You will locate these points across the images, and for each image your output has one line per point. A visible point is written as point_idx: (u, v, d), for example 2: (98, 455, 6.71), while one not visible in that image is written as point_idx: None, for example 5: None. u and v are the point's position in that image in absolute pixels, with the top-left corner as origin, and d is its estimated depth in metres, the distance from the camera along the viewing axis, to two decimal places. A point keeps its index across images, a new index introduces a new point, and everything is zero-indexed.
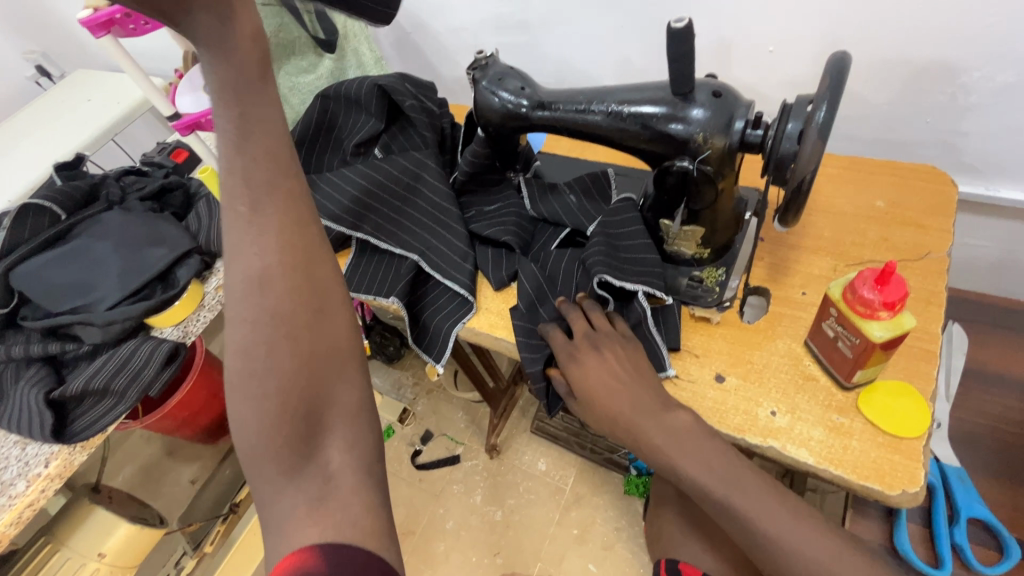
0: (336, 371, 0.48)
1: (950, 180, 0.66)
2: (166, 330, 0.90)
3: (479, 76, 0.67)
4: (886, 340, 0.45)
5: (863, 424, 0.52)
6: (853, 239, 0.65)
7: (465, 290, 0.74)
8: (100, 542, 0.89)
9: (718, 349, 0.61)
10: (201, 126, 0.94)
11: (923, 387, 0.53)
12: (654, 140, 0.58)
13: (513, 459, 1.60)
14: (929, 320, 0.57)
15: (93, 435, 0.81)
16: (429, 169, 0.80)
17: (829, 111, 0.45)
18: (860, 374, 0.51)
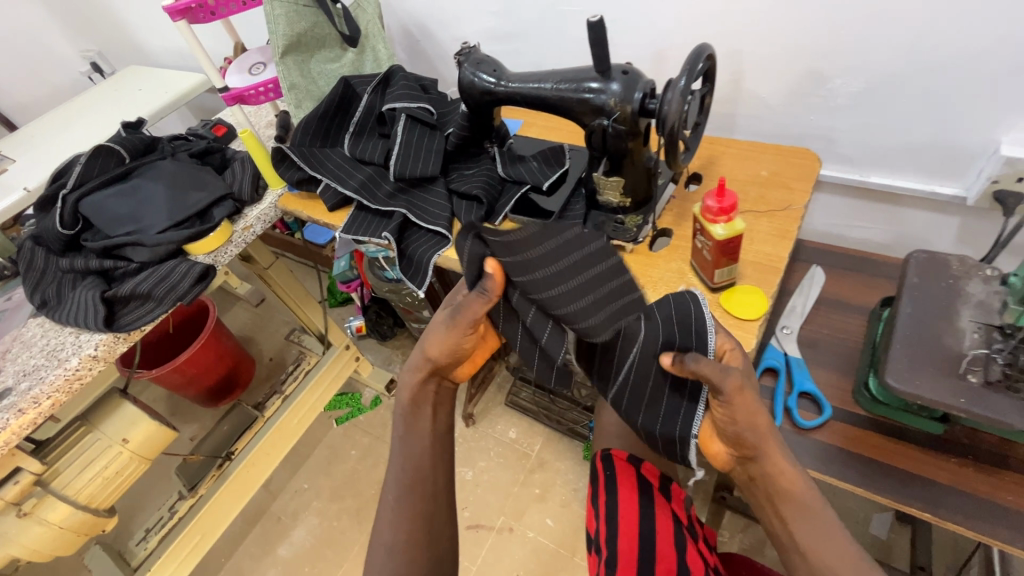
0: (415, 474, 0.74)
1: (816, 157, 0.87)
2: (201, 257, 1.10)
3: (463, 60, 0.89)
4: (724, 238, 0.65)
5: (722, 313, 0.71)
6: (740, 196, 0.84)
7: (443, 230, 0.94)
8: (126, 430, 1.07)
9: (628, 267, 0.81)
10: (244, 99, 1.17)
11: (767, 291, 0.72)
12: (582, 109, 0.79)
13: (487, 427, 1.75)
14: (781, 250, 0.76)
15: (134, 330, 1.00)
16: (423, 139, 1.02)
17: (686, 80, 0.67)
18: (718, 272, 0.70)
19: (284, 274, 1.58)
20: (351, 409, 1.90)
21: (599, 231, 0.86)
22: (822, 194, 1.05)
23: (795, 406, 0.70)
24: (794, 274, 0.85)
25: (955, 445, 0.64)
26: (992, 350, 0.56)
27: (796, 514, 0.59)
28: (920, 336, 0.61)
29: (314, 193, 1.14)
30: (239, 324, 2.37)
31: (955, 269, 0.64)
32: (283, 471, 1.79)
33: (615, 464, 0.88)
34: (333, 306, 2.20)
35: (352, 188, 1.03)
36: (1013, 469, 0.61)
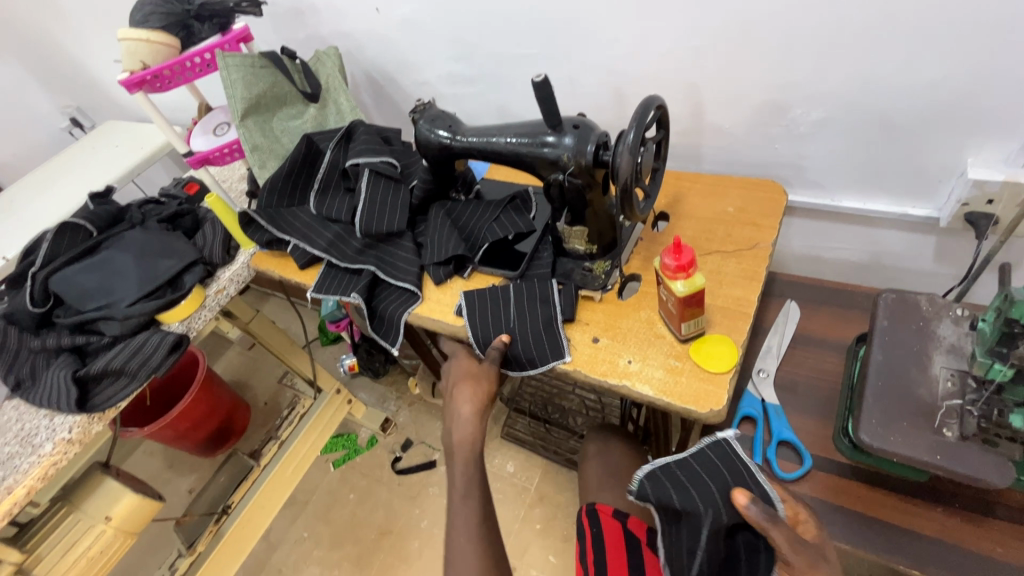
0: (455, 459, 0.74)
1: (781, 190, 0.86)
2: (173, 325, 1.09)
3: (418, 116, 0.88)
4: (685, 294, 0.63)
5: (692, 366, 0.69)
6: (707, 236, 0.83)
7: (412, 286, 0.93)
8: (108, 507, 1.05)
9: (597, 320, 0.79)
10: (209, 160, 1.16)
11: (738, 338, 0.70)
12: (539, 163, 0.78)
13: (485, 461, 1.73)
14: (750, 292, 0.75)
15: (109, 408, 0.99)
16: (388, 193, 1.01)
17: (636, 134, 0.66)
18: (684, 325, 0.68)
19: (268, 324, 1.59)
20: (348, 451, 1.88)
21: (567, 281, 0.84)
22: (796, 218, 1.03)
23: (775, 457, 0.68)
24: (769, 310, 0.83)
25: (942, 492, 0.61)
26: (966, 401, 0.54)
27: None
28: (893, 386, 0.59)
29: (285, 251, 1.13)
30: (233, 369, 2.36)
31: (925, 310, 0.63)
32: (282, 521, 1.77)
33: (603, 520, 0.85)
34: (325, 345, 2.19)
35: (320, 247, 1.02)
36: (1000, 518, 0.59)
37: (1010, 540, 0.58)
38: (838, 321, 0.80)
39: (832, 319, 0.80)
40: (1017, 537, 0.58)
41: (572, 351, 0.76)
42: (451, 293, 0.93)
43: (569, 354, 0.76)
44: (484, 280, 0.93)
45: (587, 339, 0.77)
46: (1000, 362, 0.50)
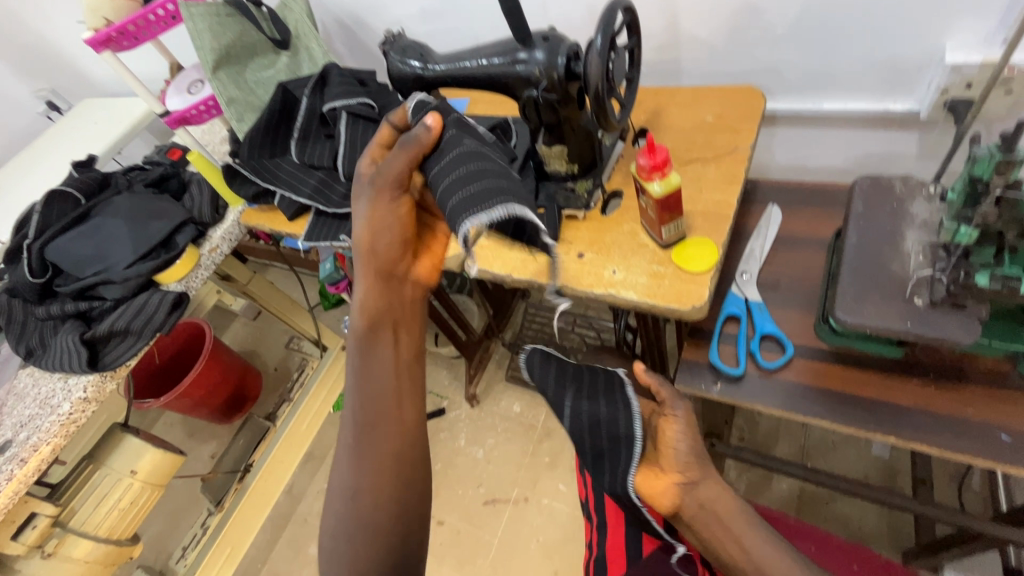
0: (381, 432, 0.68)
1: (759, 94, 0.85)
2: (172, 285, 1.11)
3: (389, 49, 0.88)
4: (661, 195, 0.65)
5: (675, 269, 0.71)
6: (687, 146, 0.83)
7: None
8: (134, 461, 1.10)
9: (581, 237, 0.80)
10: (188, 120, 1.17)
11: (718, 240, 0.72)
12: (512, 82, 0.78)
13: (492, 404, 1.78)
14: (729, 196, 0.75)
15: (120, 366, 1.03)
16: (368, 134, 1.00)
17: (603, 38, 0.66)
18: (665, 229, 0.69)
19: (267, 286, 1.61)
20: None
21: (549, 203, 0.85)
22: (779, 128, 1.02)
23: (758, 350, 0.71)
24: (752, 216, 0.84)
25: (919, 366, 0.64)
26: (936, 270, 0.56)
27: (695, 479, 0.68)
28: (866, 265, 0.60)
29: (273, 205, 1.14)
30: (241, 339, 2.40)
31: (899, 192, 0.63)
32: (303, 475, 1.84)
33: (604, 507, 1.06)
34: (328, 308, 2.20)
35: (307, 196, 1.03)
36: (973, 383, 0.61)
37: (982, 402, 0.60)
38: (820, 220, 0.80)
39: (814, 218, 0.80)
40: (988, 398, 0.60)
41: (558, 268, 0.78)
42: None
43: (555, 270, 0.78)
44: None
45: (572, 254, 0.78)
46: (965, 226, 0.51)
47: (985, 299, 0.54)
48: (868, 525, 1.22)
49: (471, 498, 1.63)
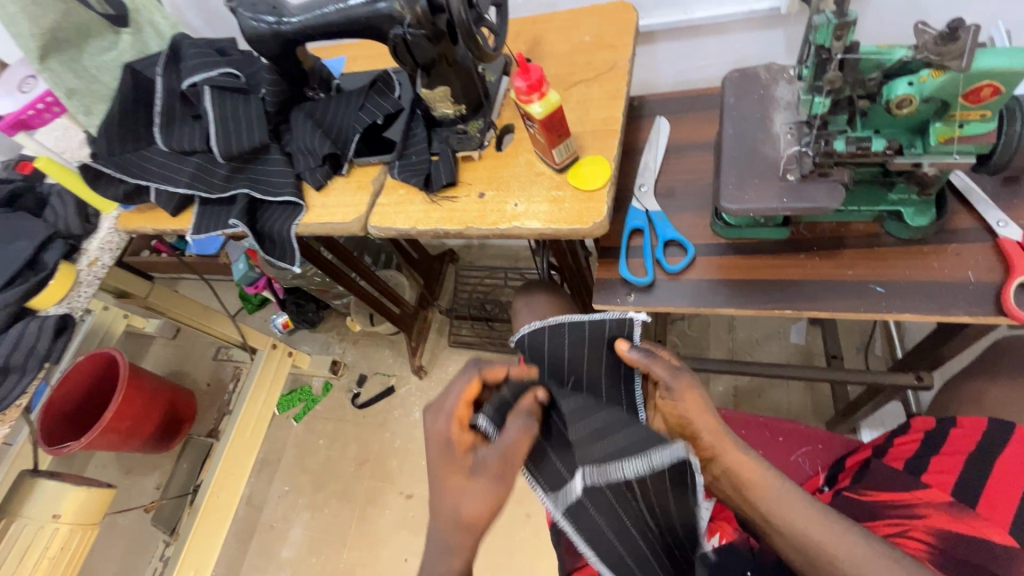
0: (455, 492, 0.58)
1: (631, 8, 0.85)
2: (50, 309, 1.00)
3: (236, 5, 0.81)
4: (544, 114, 0.65)
5: (572, 191, 0.72)
6: (570, 69, 0.82)
7: (294, 196, 0.89)
8: (53, 506, 1.01)
9: (480, 176, 0.79)
10: (26, 123, 1.03)
11: (609, 155, 0.73)
12: (379, 23, 0.74)
13: (440, 372, 1.78)
14: (615, 111, 0.76)
15: (10, 407, 0.93)
16: (239, 106, 0.93)
17: None
18: (556, 152, 0.70)
19: (171, 295, 1.49)
20: (306, 403, 1.88)
21: (442, 148, 0.83)
22: (658, 44, 1.02)
23: (663, 255, 0.73)
24: (642, 131, 0.85)
25: (804, 242, 0.68)
26: (802, 145, 0.59)
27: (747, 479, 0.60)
28: (743, 152, 0.63)
29: (152, 202, 1.04)
30: (162, 362, 2.23)
31: (763, 79, 0.66)
32: (259, 484, 1.77)
33: None
34: (253, 311, 2.08)
35: (185, 184, 0.94)
36: (849, 247, 0.66)
37: (860, 262, 0.65)
38: (706, 124, 0.82)
39: (699, 123, 0.83)
40: (862, 257, 0.65)
41: (461, 210, 0.78)
42: (334, 194, 0.90)
43: (459, 215, 0.77)
44: (364, 172, 0.90)
45: (473, 195, 0.78)
46: (818, 96, 0.54)
47: (846, 163, 0.58)
48: (795, 405, 1.34)
49: None
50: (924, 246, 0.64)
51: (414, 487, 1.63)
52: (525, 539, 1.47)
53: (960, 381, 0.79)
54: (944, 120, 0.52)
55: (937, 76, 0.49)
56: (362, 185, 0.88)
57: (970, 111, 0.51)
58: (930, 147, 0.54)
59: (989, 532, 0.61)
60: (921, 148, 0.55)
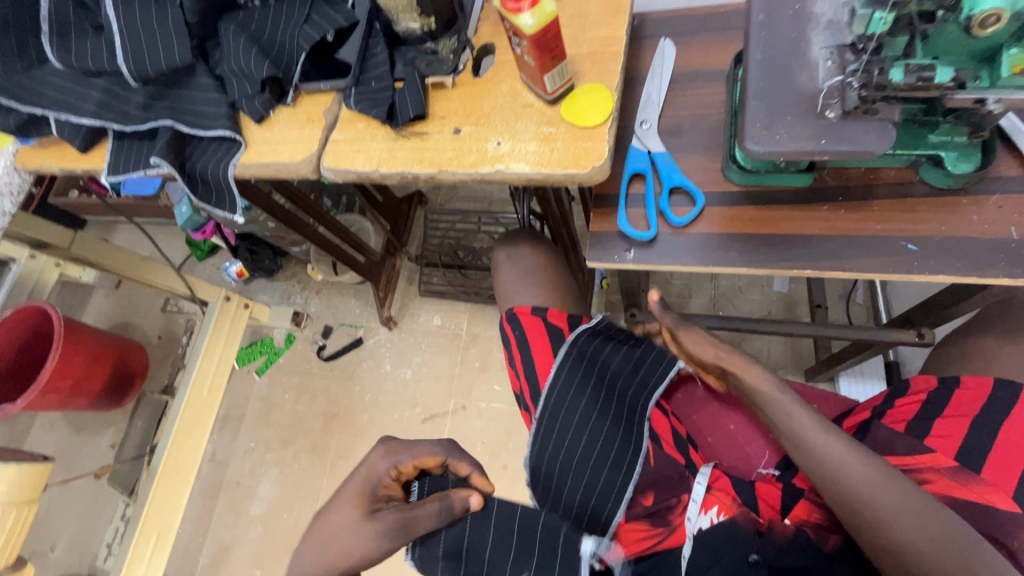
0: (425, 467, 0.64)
1: None
2: None
3: None
4: (536, 28, 0.52)
5: (566, 128, 0.61)
6: None
7: (229, 130, 0.74)
8: None
9: (454, 109, 0.67)
10: None
11: (610, 84, 0.61)
12: None
13: (411, 323, 1.69)
14: (616, 29, 0.64)
15: None
16: (152, 13, 0.74)
17: None
18: (549, 78, 0.58)
19: (102, 244, 1.31)
20: (268, 356, 1.77)
21: (407, 72, 0.69)
22: None
23: (668, 205, 0.64)
24: (643, 55, 0.73)
25: (827, 191, 0.60)
26: (847, 74, 0.49)
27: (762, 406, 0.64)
28: (774, 81, 0.52)
29: (55, 136, 0.86)
30: (105, 315, 2.05)
31: None
32: (223, 440, 1.70)
33: (529, 334, 0.77)
34: (202, 259, 1.91)
35: (92, 115, 0.78)
36: (878, 197, 0.58)
37: (889, 214, 0.58)
38: (717, 49, 0.70)
39: (708, 47, 0.71)
40: (893, 209, 0.58)
41: (433, 150, 0.65)
42: (279, 128, 0.75)
43: (429, 157, 0.65)
44: (313, 101, 0.75)
45: (447, 132, 0.65)
46: (880, 11, 0.44)
47: (897, 98, 0.49)
48: (775, 354, 1.32)
49: (410, 419, 1.59)
50: (961, 196, 0.56)
51: None
52: (502, 489, 1.45)
53: (962, 338, 0.76)
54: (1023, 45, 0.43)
55: None
56: (312, 117, 0.74)
57: None
58: (998, 79, 0.46)
59: (994, 499, 0.59)
60: (986, 81, 0.46)
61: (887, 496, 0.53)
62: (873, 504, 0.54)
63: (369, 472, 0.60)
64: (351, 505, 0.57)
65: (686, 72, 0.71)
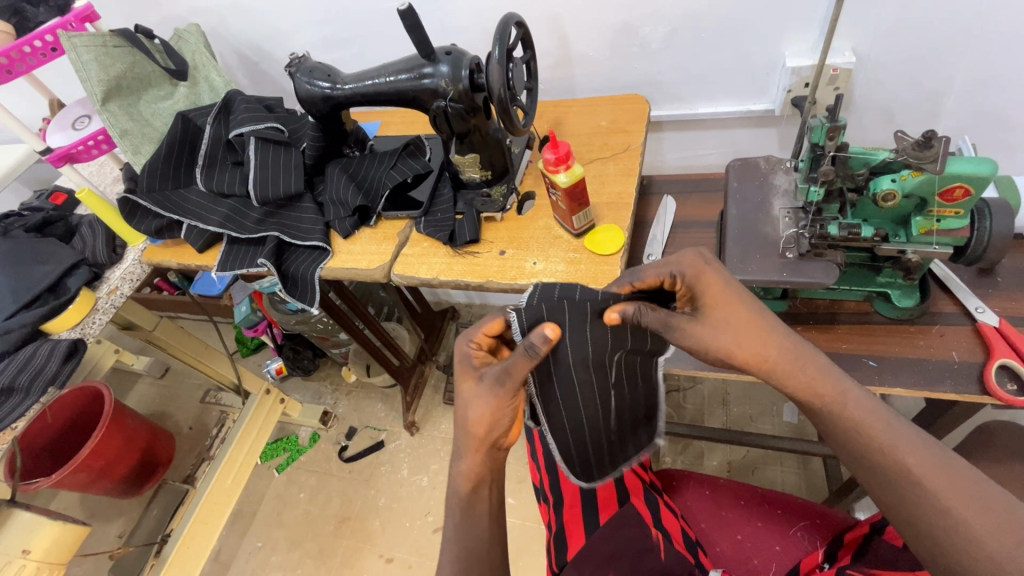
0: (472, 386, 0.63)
1: (645, 101, 0.96)
2: (63, 334, 1.01)
3: (295, 70, 0.90)
4: (568, 184, 0.72)
5: (588, 255, 0.78)
6: (587, 148, 0.91)
7: (321, 242, 0.94)
8: (25, 540, 0.96)
9: (500, 237, 0.86)
10: (74, 157, 1.06)
11: (622, 224, 0.80)
12: (422, 95, 0.83)
13: (432, 429, 1.76)
14: (628, 187, 0.84)
15: (3, 430, 0.92)
16: (280, 156, 1.00)
17: (500, 49, 0.73)
18: (576, 218, 0.77)
19: (172, 329, 1.48)
20: (291, 453, 1.83)
21: (466, 208, 0.90)
22: (665, 133, 1.12)
23: None
24: (650, 207, 0.93)
25: (800, 315, 0.74)
26: (799, 228, 0.66)
27: (819, 414, 0.57)
28: (746, 230, 0.69)
29: (179, 238, 1.08)
30: (146, 402, 2.17)
31: (764, 168, 0.74)
32: (231, 537, 1.69)
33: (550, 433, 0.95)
34: (248, 355, 2.08)
35: (216, 224, 0.99)
36: (842, 323, 0.72)
37: (853, 337, 0.70)
38: (707, 206, 0.90)
39: (700, 204, 0.91)
40: (855, 333, 0.70)
41: (483, 265, 0.83)
42: (360, 242, 0.95)
43: (477, 271, 0.82)
44: (389, 225, 0.96)
45: (494, 253, 0.83)
46: (814, 186, 0.62)
47: (839, 245, 0.64)
48: (789, 486, 1.33)
49: (421, 529, 1.59)
50: (911, 325, 0.69)
51: (394, 550, 1.56)
52: None
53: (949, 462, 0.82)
54: (924, 214, 0.60)
55: (916, 176, 0.57)
56: (388, 237, 0.94)
57: (946, 207, 0.58)
58: (912, 236, 0.62)
59: None
60: (905, 237, 0.62)
61: (946, 492, 0.50)
62: (922, 497, 0.51)
63: (459, 352, 0.66)
64: (465, 381, 0.64)
65: (685, 220, 0.89)
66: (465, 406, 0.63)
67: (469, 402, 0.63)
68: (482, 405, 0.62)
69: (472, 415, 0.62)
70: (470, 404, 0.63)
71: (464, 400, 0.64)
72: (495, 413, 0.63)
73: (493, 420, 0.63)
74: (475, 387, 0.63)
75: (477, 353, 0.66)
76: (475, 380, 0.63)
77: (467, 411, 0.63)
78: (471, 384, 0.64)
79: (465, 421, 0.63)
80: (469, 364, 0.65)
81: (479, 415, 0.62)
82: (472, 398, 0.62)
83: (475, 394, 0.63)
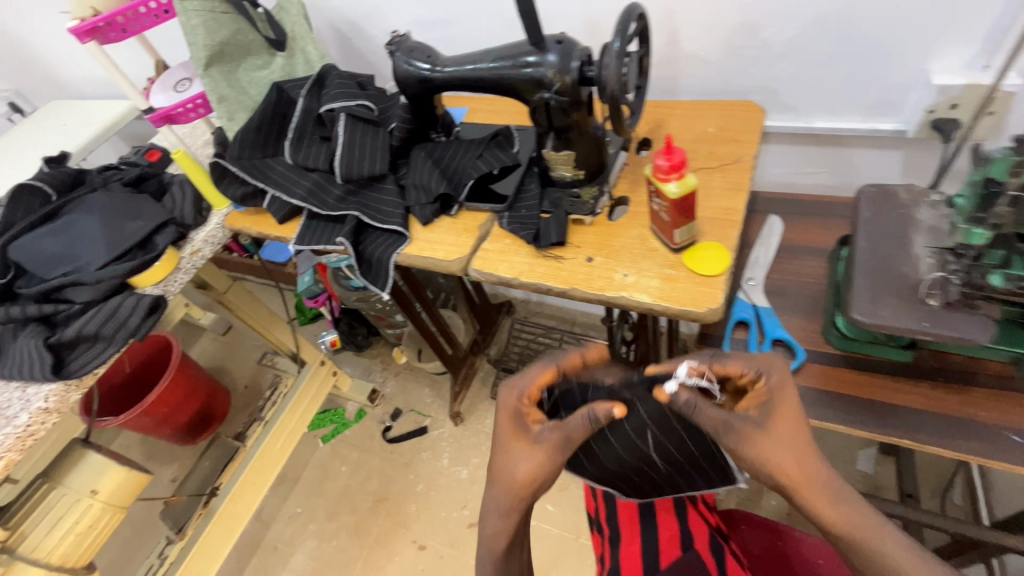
0: (521, 447, 0.60)
1: (760, 109, 0.87)
2: (147, 289, 1.05)
3: (395, 49, 0.88)
4: (678, 195, 0.66)
5: (687, 273, 0.72)
6: (690, 156, 0.84)
7: (401, 227, 0.92)
8: (93, 480, 0.99)
9: (588, 242, 0.81)
10: (173, 117, 1.08)
11: (728, 244, 0.73)
12: (524, 84, 0.78)
13: (476, 422, 1.75)
14: (736, 204, 0.77)
15: (86, 374, 0.96)
16: (368, 135, 0.98)
17: (620, 42, 0.68)
18: (678, 232, 0.70)
19: (241, 291, 1.53)
20: (337, 426, 1.86)
21: (554, 208, 0.85)
22: (771, 145, 1.03)
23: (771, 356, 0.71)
24: (753, 226, 0.85)
25: (923, 370, 0.67)
26: (948, 272, 0.57)
27: (858, 558, 0.53)
28: (879, 268, 0.61)
29: (260, 207, 1.10)
30: (207, 356, 2.27)
31: (904, 199, 0.65)
32: (273, 498, 1.74)
33: None
34: (305, 324, 2.14)
35: (300, 198, 0.99)
36: (980, 385, 0.65)
37: (990, 404, 0.63)
38: (818, 232, 0.82)
39: (809, 230, 0.82)
40: (994, 400, 0.63)
41: (567, 271, 0.78)
42: (439, 231, 0.92)
43: (562, 275, 0.78)
44: (470, 216, 0.93)
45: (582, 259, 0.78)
46: (979, 228, 0.53)
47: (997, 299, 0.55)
48: None
49: (455, 521, 1.58)
50: None
51: (427, 538, 1.56)
52: None
53: None
54: None
55: None
56: (468, 229, 0.91)
57: None
58: None
59: None
60: None
61: None
62: None
63: (505, 407, 0.63)
64: (514, 439, 0.61)
65: (791, 245, 0.81)
66: (511, 463, 0.60)
67: (517, 461, 0.60)
68: (530, 463, 0.59)
69: (520, 473, 0.59)
70: (521, 465, 0.60)
71: (511, 455, 0.61)
72: (540, 476, 0.59)
73: (542, 482, 0.60)
74: (526, 449, 0.60)
75: (528, 411, 0.62)
76: (524, 438, 0.60)
77: (515, 471, 0.60)
78: (519, 441, 0.61)
79: (513, 477, 0.60)
80: (516, 422, 0.62)
81: (526, 473, 0.59)
82: (519, 458, 0.60)
83: (527, 455, 0.60)
